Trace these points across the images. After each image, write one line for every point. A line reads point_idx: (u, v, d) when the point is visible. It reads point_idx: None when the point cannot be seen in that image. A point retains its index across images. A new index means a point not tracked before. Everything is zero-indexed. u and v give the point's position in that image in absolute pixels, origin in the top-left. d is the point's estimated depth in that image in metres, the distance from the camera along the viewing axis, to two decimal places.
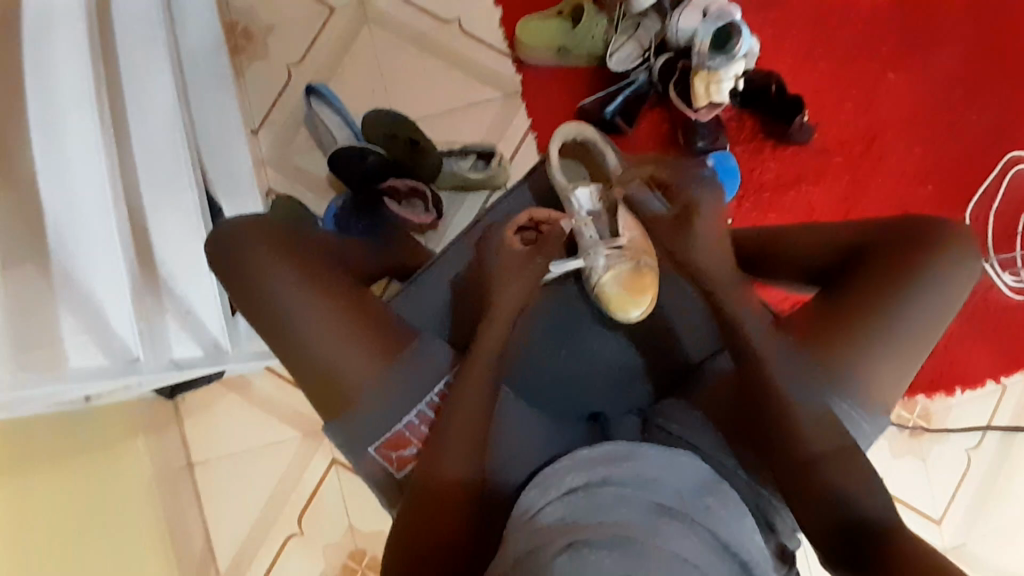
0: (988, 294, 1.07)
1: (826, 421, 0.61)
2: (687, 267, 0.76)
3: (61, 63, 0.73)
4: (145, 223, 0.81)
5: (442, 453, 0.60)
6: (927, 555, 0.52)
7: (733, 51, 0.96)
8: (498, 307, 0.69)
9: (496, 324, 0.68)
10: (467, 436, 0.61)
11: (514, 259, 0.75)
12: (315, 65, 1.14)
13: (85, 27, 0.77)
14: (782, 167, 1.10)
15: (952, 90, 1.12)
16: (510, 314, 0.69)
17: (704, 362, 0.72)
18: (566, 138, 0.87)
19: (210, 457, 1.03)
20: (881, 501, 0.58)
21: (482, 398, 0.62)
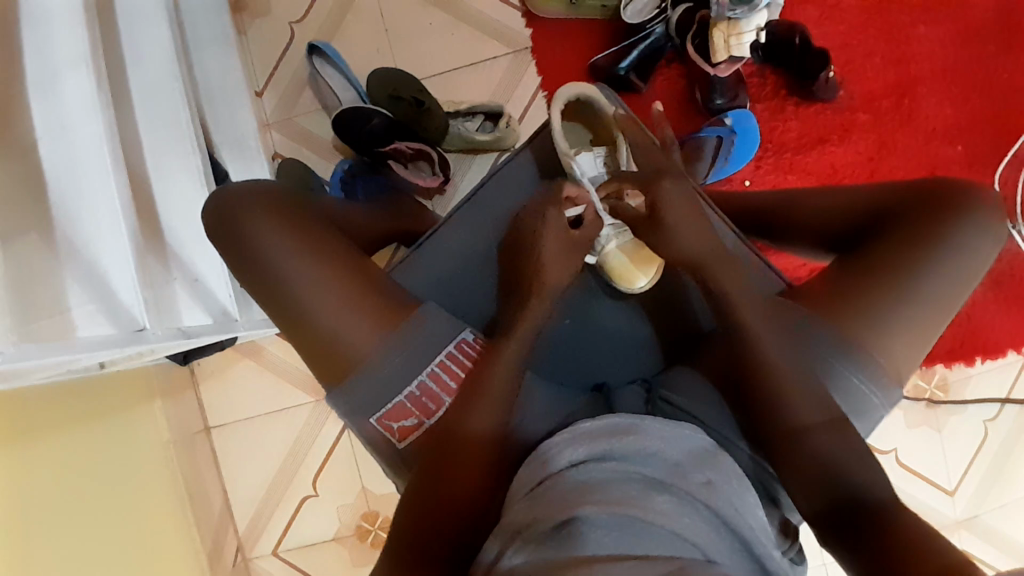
0: (1014, 261, 1.02)
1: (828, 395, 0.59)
2: (681, 260, 0.69)
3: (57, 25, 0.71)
4: (150, 191, 0.81)
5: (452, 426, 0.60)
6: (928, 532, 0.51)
7: (756, 1, 0.89)
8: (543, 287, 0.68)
9: (539, 304, 0.67)
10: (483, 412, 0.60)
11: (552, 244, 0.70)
12: (318, 22, 1.10)
13: None
14: (805, 126, 1.05)
15: (991, 40, 1.04)
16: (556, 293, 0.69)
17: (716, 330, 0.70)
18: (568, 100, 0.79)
19: (227, 422, 1.06)
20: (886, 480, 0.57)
21: (501, 376, 0.62)
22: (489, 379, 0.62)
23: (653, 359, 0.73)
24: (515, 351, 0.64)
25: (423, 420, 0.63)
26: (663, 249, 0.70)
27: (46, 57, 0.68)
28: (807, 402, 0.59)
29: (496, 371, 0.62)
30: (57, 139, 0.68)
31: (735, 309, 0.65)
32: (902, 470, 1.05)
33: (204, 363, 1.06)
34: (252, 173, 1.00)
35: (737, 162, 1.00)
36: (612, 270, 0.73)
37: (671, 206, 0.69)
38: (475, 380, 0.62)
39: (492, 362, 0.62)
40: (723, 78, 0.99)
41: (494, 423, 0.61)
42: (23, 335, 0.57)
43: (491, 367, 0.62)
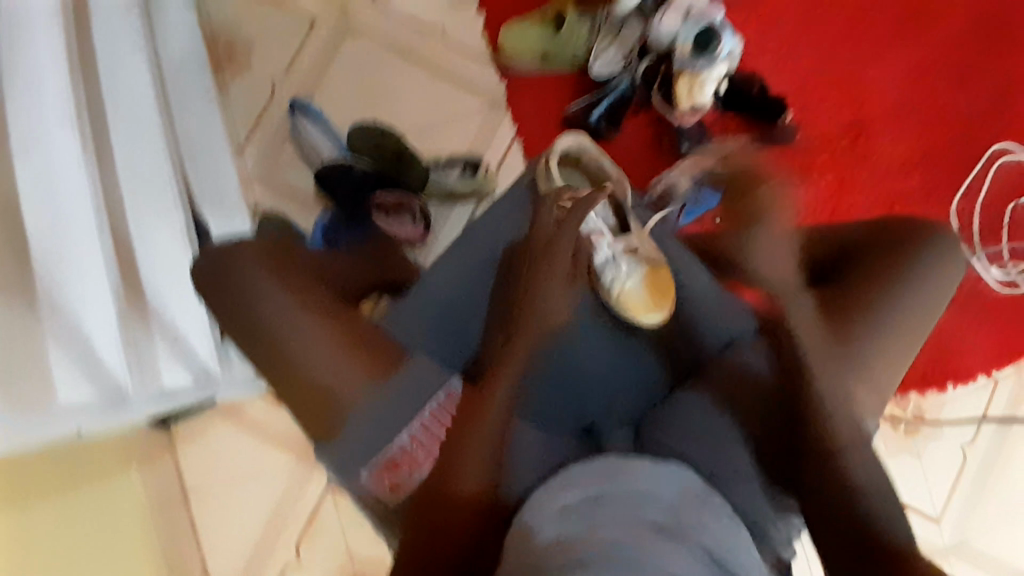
0: (976, 289, 1.08)
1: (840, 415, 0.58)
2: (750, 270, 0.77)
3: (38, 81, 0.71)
4: (132, 248, 0.81)
5: (454, 474, 0.58)
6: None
7: (715, 52, 0.97)
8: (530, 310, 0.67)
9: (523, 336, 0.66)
10: (479, 456, 0.59)
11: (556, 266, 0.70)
12: (300, 80, 1.13)
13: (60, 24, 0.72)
14: (769, 166, 1.10)
15: (938, 81, 1.12)
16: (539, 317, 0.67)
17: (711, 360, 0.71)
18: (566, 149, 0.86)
19: (205, 483, 1.03)
20: None
21: (497, 417, 0.60)
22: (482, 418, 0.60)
23: (645, 394, 0.73)
24: (509, 386, 0.62)
25: (415, 471, 0.62)
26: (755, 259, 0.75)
27: (29, 120, 0.69)
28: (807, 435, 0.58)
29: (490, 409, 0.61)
30: (45, 198, 0.68)
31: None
32: None
33: (185, 423, 1.03)
34: (234, 226, 1.01)
35: None
36: (629, 302, 0.75)
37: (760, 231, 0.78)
38: (467, 418, 0.61)
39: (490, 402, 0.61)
40: (688, 126, 1.06)
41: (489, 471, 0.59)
42: (10, 401, 0.63)
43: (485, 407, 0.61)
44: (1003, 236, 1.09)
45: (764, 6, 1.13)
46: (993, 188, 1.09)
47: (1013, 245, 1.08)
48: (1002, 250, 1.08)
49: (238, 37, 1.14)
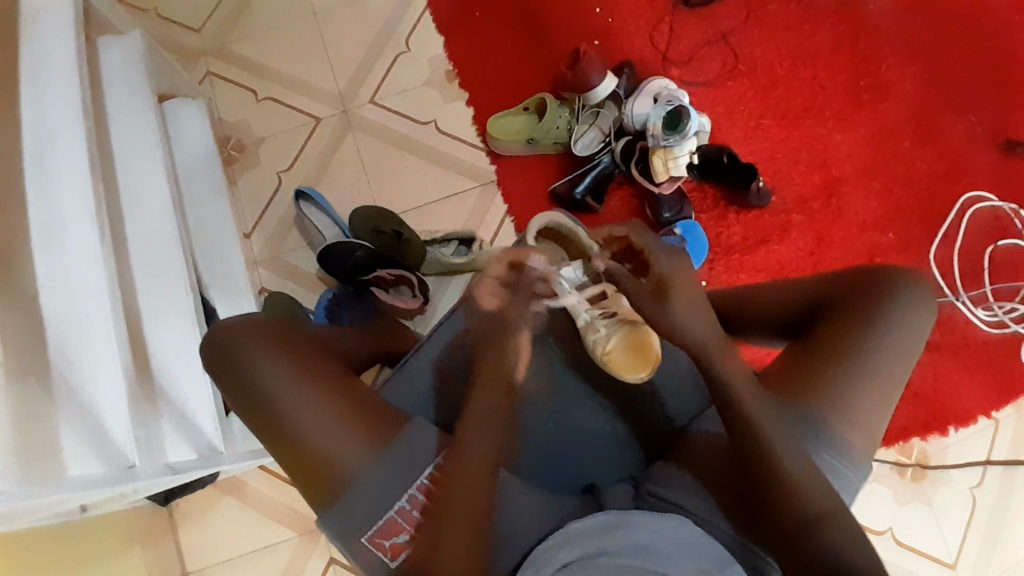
0: (965, 331, 1.11)
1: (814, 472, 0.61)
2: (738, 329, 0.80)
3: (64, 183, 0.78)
4: (142, 330, 0.85)
5: (443, 540, 0.60)
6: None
7: (685, 130, 1.06)
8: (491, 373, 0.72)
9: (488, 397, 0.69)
10: (469, 519, 0.61)
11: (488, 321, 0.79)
12: (304, 170, 1.22)
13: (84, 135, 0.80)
14: (747, 229, 1.17)
15: (899, 143, 1.21)
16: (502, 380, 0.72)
17: (688, 424, 0.75)
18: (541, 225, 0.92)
19: (205, 565, 1.01)
20: None
21: (483, 479, 0.64)
22: (473, 482, 0.63)
23: (635, 451, 0.76)
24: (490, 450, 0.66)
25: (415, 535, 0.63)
26: (745, 317, 0.79)
27: (55, 216, 0.75)
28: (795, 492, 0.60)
29: (474, 477, 0.63)
30: (61, 287, 0.73)
31: (730, 385, 0.66)
32: (903, 550, 1.04)
33: (185, 503, 1.02)
34: (241, 306, 1.05)
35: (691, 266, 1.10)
36: (615, 364, 0.78)
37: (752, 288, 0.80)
38: (458, 482, 0.62)
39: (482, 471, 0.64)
40: (666, 194, 1.12)
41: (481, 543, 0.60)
42: (19, 477, 0.60)
43: (474, 473, 0.63)
44: (984, 280, 1.14)
45: (728, 87, 1.24)
46: (967, 235, 1.16)
47: (994, 287, 1.13)
48: (985, 293, 1.13)
49: (248, 135, 1.24)
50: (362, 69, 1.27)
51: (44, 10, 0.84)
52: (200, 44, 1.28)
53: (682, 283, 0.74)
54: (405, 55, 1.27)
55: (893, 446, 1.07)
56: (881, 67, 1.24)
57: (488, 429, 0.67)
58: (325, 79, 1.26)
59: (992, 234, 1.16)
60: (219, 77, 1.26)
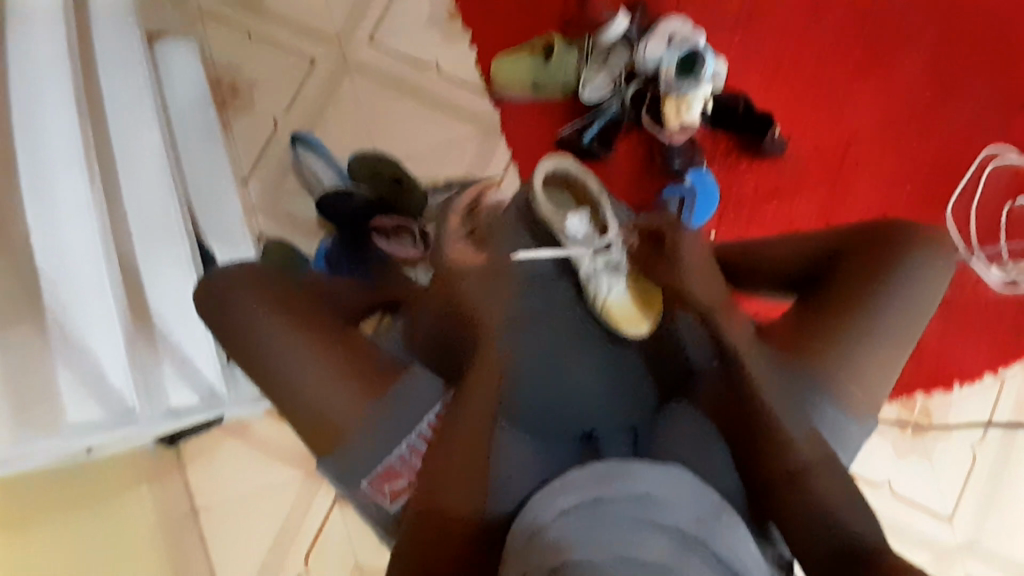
0: (976, 288, 1.09)
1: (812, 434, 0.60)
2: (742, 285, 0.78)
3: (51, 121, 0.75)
4: (138, 276, 0.83)
5: (442, 489, 0.60)
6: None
7: (699, 75, 1.02)
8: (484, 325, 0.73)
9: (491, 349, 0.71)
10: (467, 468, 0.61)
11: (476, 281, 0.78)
12: (301, 113, 1.17)
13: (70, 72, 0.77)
14: (759, 181, 1.13)
15: (921, 92, 1.15)
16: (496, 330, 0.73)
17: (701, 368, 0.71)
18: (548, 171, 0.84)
19: (215, 502, 1.00)
20: None
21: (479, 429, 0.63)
22: (471, 431, 0.63)
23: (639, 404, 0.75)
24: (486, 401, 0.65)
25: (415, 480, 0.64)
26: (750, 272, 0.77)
27: (42, 156, 0.72)
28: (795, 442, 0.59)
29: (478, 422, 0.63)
30: (52, 229, 0.71)
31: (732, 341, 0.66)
32: (899, 502, 1.05)
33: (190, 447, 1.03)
34: (239, 253, 1.03)
35: (698, 218, 1.08)
36: (613, 316, 0.74)
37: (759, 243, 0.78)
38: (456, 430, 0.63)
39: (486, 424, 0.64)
40: (677, 144, 1.09)
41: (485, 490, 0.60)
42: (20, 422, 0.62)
43: (473, 422, 0.63)
44: (1000, 238, 1.11)
45: (746, 29, 1.17)
46: (985, 191, 1.12)
47: (1009, 245, 1.11)
48: (1000, 250, 1.11)
49: (240, 76, 1.18)
50: (359, 6, 1.20)
51: None
52: None
53: (694, 260, 0.73)
54: None
55: (895, 401, 1.07)
56: (907, 10, 1.17)
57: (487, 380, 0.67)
58: (320, 17, 1.20)
59: (1011, 189, 1.12)
60: (208, 13, 1.20)
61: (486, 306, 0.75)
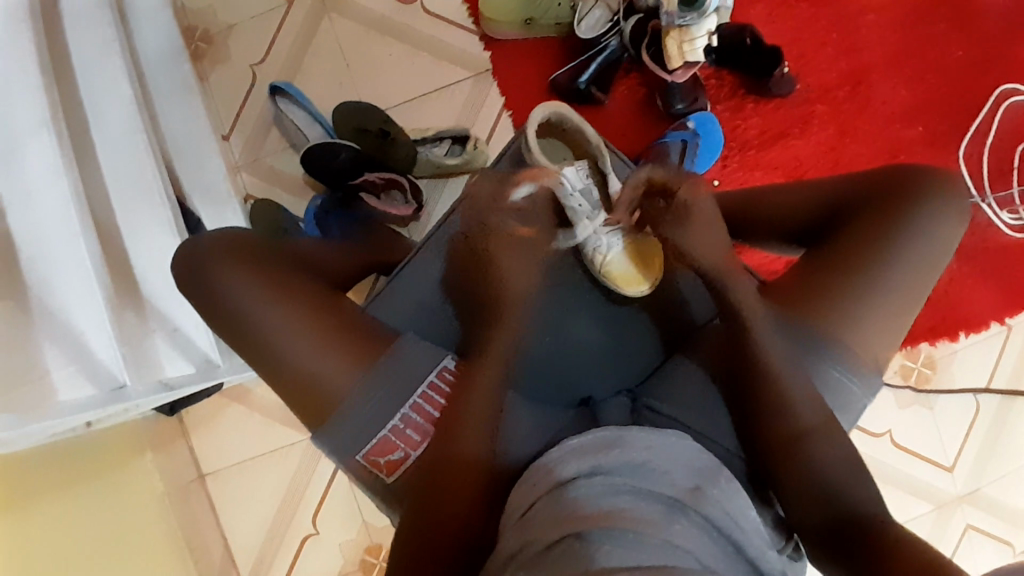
0: (987, 234, 1.05)
1: (818, 395, 0.60)
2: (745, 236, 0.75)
3: None
4: (122, 245, 0.81)
5: (453, 458, 0.60)
6: (923, 551, 0.51)
7: (704, 7, 0.91)
8: (513, 286, 0.71)
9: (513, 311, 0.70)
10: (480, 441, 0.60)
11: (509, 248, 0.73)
12: (279, 62, 1.10)
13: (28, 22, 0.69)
14: (766, 122, 1.07)
15: (943, 19, 1.07)
16: (520, 294, 0.70)
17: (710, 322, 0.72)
18: (542, 118, 0.79)
19: (221, 467, 1.04)
20: (871, 489, 0.58)
21: (487, 401, 0.63)
22: (477, 404, 0.62)
23: (635, 365, 0.74)
24: (495, 371, 0.65)
25: (410, 452, 0.63)
26: (755, 221, 0.73)
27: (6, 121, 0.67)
28: (780, 412, 0.60)
29: (481, 394, 0.63)
30: (22, 202, 0.66)
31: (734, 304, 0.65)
32: (899, 451, 1.06)
33: (193, 412, 1.04)
34: (227, 217, 1.00)
35: (703, 163, 1.02)
36: (614, 276, 0.75)
37: (766, 188, 0.73)
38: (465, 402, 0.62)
39: (478, 391, 0.63)
40: (679, 84, 1.01)
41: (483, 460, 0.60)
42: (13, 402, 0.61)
43: (479, 391, 0.63)
44: (1013, 181, 1.05)
45: None
46: (1001, 129, 1.06)
47: None
48: (1011, 195, 1.05)
49: (213, 23, 1.11)
50: None
51: None
52: None
53: (703, 219, 0.70)
54: None
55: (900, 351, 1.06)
56: None
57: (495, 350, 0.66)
58: None
59: None
60: None
61: (511, 272, 0.72)
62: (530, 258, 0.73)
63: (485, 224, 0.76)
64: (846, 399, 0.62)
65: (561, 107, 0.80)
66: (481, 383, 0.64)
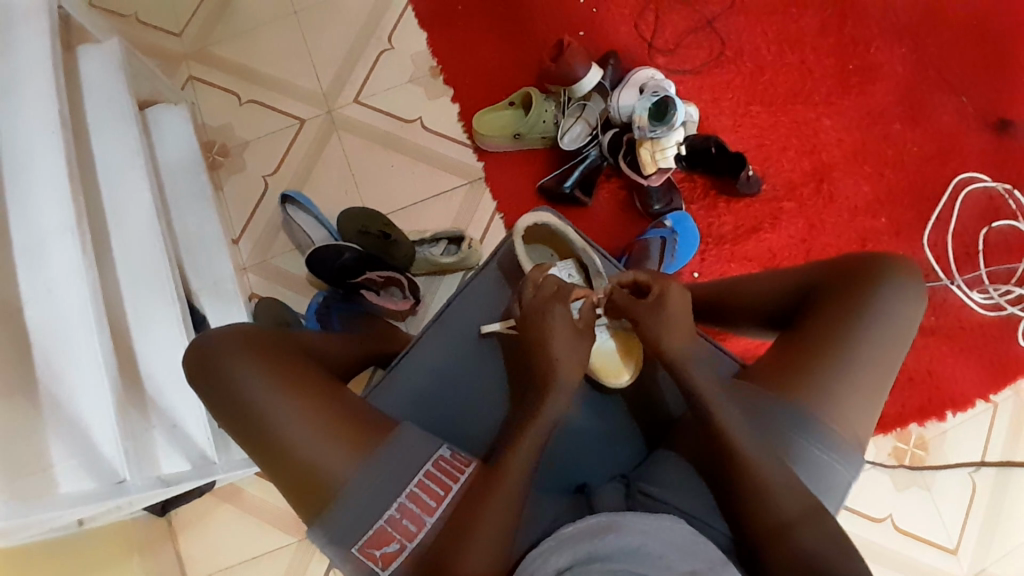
0: (960, 313, 1.11)
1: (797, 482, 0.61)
2: (726, 323, 0.81)
3: (40, 193, 0.74)
4: (132, 341, 0.84)
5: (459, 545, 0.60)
6: None
7: (672, 121, 1.04)
8: (560, 372, 0.71)
9: (553, 397, 0.70)
10: (486, 531, 0.61)
11: (565, 337, 0.72)
12: (290, 172, 1.21)
13: (62, 141, 0.76)
14: (738, 218, 1.16)
15: (891, 124, 1.19)
16: (571, 376, 0.71)
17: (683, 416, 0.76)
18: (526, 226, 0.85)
19: (208, 571, 1.01)
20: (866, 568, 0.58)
21: (497, 496, 0.63)
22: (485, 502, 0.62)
23: (624, 451, 0.77)
24: (510, 465, 0.65)
25: (406, 543, 0.63)
26: (735, 308, 0.78)
27: (37, 229, 0.72)
28: (779, 496, 0.61)
29: (495, 490, 0.63)
30: (43, 301, 0.71)
31: (710, 390, 0.67)
32: (900, 535, 1.05)
33: (182, 512, 1.02)
34: (231, 315, 1.04)
35: (681, 257, 1.10)
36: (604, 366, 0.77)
37: (741, 276, 0.79)
38: (469, 504, 0.63)
39: (490, 495, 0.63)
40: (656, 187, 1.11)
41: (494, 554, 0.60)
42: (11, 494, 0.62)
43: (485, 485, 0.64)
44: (979, 262, 1.13)
45: (716, 75, 1.22)
46: (960, 216, 1.15)
47: (989, 270, 1.12)
48: (979, 275, 1.12)
49: (232, 139, 1.22)
50: (345, 67, 1.25)
51: (20, 25, 0.80)
52: (180, 48, 1.26)
53: (676, 311, 0.73)
54: (389, 52, 1.25)
55: (889, 432, 1.08)
56: (870, 49, 1.22)
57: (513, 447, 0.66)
58: (307, 81, 1.25)
59: (985, 215, 1.15)
60: (200, 80, 1.25)
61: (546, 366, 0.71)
62: (573, 349, 0.72)
63: (549, 317, 0.72)
64: (834, 472, 0.65)
65: (541, 214, 0.85)
66: (496, 479, 0.64)
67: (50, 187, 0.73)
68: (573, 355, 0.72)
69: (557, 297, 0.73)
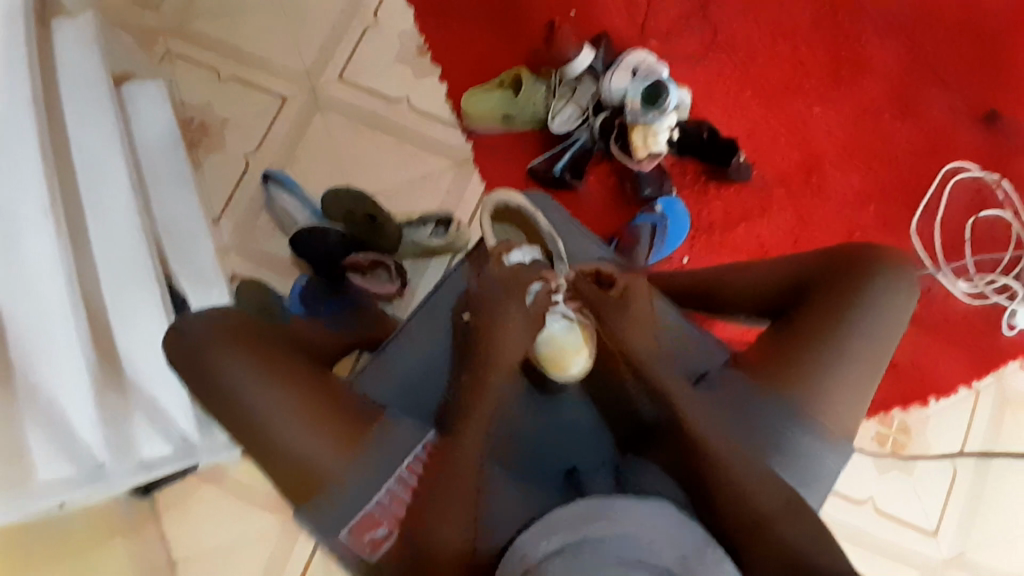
0: (944, 302, 1.12)
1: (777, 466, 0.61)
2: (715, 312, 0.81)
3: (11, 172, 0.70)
4: (110, 325, 0.82)
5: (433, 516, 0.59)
6: None
7: (664, 106, 1.04)
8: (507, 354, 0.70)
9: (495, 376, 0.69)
10: (456, 499, 0.59)
11: (517, 320, 0.71)
12: (274, 151, 1.17)
13: (33, 118, 0.72)
14: (729, 205, 1.16)
15: (880, 114, 1.20)
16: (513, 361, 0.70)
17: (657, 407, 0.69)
18: (497, 204, 0.83)
19: (190, 554, 1.00)
20: None
21: (468, 470, 0.62)
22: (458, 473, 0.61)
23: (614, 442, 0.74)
24: (473, 440, 0.64)
25: (393, 528, 0.61)
26: (725, 296, 0.78)
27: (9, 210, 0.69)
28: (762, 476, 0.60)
29: (463, 463, 0.62)
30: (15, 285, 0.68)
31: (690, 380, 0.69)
32: (881, 517, 1.07)
33: (165, 496, 1.01)
34: (210, 297, 0.99)
35: (670, 244, 1.09)
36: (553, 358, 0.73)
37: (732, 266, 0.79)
38: (446, 479, 0.61)
39: (459, 468, 0.62)
40: (646, 171, 1.11)
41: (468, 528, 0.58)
42: None
43: (459, 460, 0.62)
44: (965, 252, 1.14)
45: (708, 60, 1.21)
46: (947, 206, 1.16)
47: (974, 259, 1.14)
48: (965, 264, 1.14)
49: (212, 116, 1.18)
50: (330, 44, 1.21)
51: None
52: (157, 21, 1.21)
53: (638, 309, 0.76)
54: (376, 29, 1.22)
55: (873, 417, 1.10)
56: (862, 38, 1.22)
57: (473, 425, 0.65)
58: (291, 58, 1.21)
59: (972, 205, 1.16)
60: (178, 55, 1.20)
61: (510, 342, 0.70)
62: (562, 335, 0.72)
63: (503, 298, 0.72)
64: (822, 461, 0.65)
65: (512, 195, 0.83)
66: (462, 454, 0.63)
67: (22, 166, 0.70)
68: (521, 337, 0.70)
69: (513, 277, 0.72)
